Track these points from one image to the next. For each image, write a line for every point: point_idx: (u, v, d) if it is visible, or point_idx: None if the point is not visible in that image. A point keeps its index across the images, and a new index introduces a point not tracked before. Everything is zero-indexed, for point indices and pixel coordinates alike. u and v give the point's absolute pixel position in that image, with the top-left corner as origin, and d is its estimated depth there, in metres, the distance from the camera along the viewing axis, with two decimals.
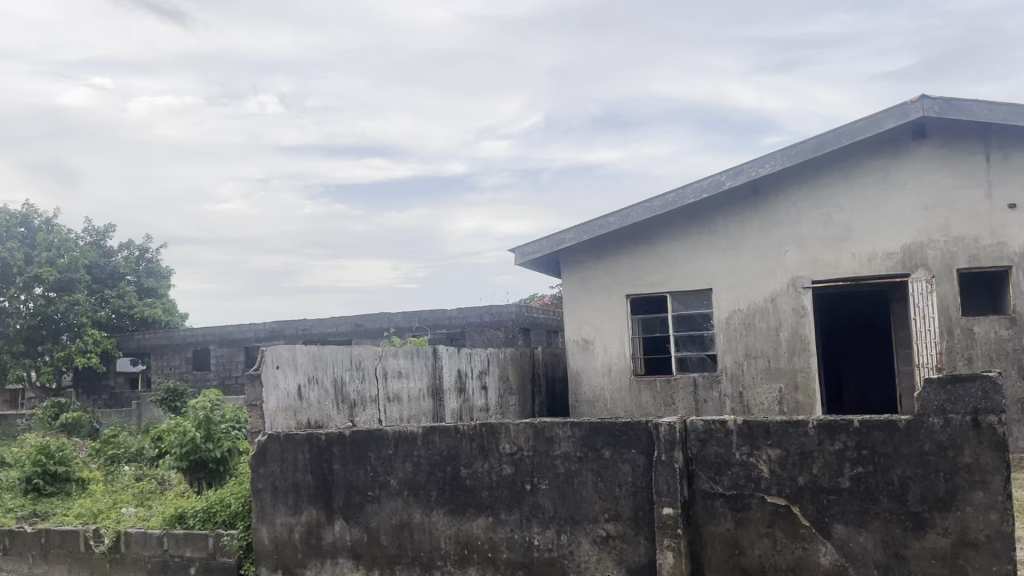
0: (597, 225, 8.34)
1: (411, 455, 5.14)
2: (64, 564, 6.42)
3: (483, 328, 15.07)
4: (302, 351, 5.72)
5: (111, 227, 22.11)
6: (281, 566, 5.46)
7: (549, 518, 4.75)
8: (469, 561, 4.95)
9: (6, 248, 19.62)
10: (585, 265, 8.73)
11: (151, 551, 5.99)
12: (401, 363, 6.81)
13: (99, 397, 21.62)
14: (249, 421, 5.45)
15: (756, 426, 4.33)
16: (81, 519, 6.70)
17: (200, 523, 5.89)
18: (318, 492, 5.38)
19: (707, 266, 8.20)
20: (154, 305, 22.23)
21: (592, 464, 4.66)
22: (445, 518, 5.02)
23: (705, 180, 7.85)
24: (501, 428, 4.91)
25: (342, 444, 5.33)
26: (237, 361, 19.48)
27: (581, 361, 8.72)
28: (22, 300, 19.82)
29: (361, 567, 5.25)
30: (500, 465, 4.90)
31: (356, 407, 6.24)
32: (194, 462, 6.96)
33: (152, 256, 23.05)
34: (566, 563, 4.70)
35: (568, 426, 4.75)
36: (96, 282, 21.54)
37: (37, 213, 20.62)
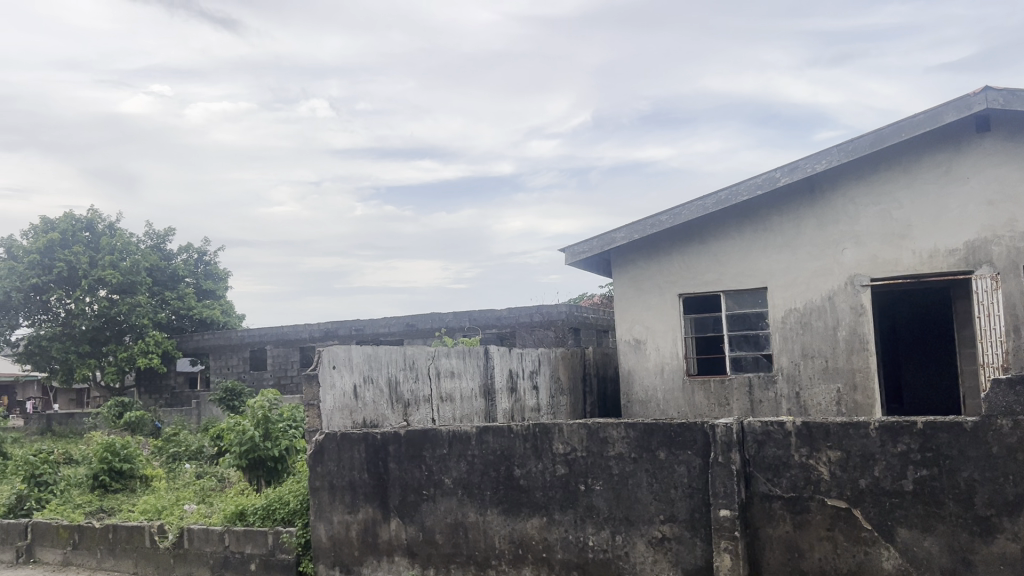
0: (649, 224, 8.29)
1: (465, 454, 5.17)
2: (130, 559, 6.61)
3: (533, 328, 15.10)
4: (357, 352, 5.79)
5: (171, 231, 22.76)
6: (338, 563, 5.54)
7: (604, 519, 4.73)
8: (524, 561, 4.95)
9: (72, 252, 20.25)
10: (635, 265, 8.68)
11: (213, 547, 6.13)
12: (453, 362, 6.85)
13: (160, 396, 22.21)
14: (307, 420, 5.55)
15: (816, 428, 4.25)
16: (147, 514, 6.90)
17: (260, 520, 6.02)
18: (374, 490, 5.44)
19: (761, 264, 8.08)
20: (212, 306, 22.75)
21: (647, 465, 4.62)
22: (500, 517, 5.04)
23: (759, 177, 7.74)
24: (554, 428, 4.91)
25: (397, 444, 5.38)
26: (293, 361, 19.83)
27: (633, 361, 8.67)
28: (88, 302, 20.42)
29: (416, 565, 5.29)
30: (553, 465, 4.90)
31: (411, 407, 6.30)
32: (254, 460, 7.10)
33: (210, 259, 23.64)
34: (621, 564, 4.67)
35: (622, 427, 4.71)
36: (157, 284, 22.13)
37: (101, 217, 21.28)
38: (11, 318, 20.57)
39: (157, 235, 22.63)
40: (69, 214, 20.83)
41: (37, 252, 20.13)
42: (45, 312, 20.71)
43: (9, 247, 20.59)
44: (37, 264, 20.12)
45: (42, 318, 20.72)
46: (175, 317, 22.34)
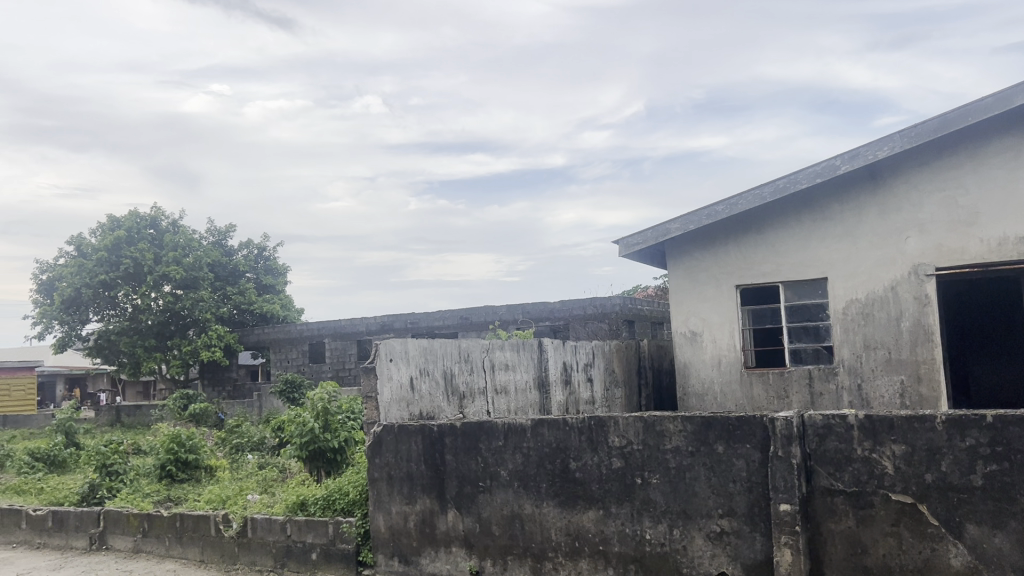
0: (704, 214, 8.18)
1: (520, 446, 5.19)
2: (197, 547, 6.80)
3: (587, 320, 15.07)
4: (414, 344, 5.86)
5: (231, 227, 23.30)
6: (397, 553, 5.61)
7: (661, 512, 4.70)
8: (581, 554, 4.95)
9: (138, 249, 20.85)
10: (691, 256, 8.58)
11: (275, 536, 6.27)
12: (507, 354, 6.86)
13: (223, 389, 22.80)
14: (365, 412, 5.64)
15: (879, 421, 4.15)
16: (212, 504, 7.11)
17: (320, 510, 6.15)
18: (431, 482, 5.50)
19: (821, 254, 7.91)
20: (272, 301, 23.22)
21: (704, 459, 4.58)
22: (556, 509, 5.04)
23: (818, 165, 7.58)
24: (610, 421, 4.89)
25: (454, 435, 5.43)
26: (351, 354, 20.15)
27: (689, 354, 8.58)
28: (153, 298, 21.02)
29: (474, 556, 5.33)
30: (609, 458, 4.88)
31: (466, 399, 6.34)
32: (314, 451, 7.24)
33: (270, 254, 24.12)
34: (679, 558, 4.63)
35: (679, 420, 4.67)
36: (219, 279, 22.69)
37: (164, 215, 21.88)
38: (82, 313, 21.28)
39: (218, 231, 23.18)
40: (134, 212, 21.45)
41: (105, 250, 20.77)
42: (113, 308, 21.38)
43: (79, 245, 21.30)
44: (105, 261, 20.76)
45: (111, 313, 21.38)
46: (237, 311, 22.88)
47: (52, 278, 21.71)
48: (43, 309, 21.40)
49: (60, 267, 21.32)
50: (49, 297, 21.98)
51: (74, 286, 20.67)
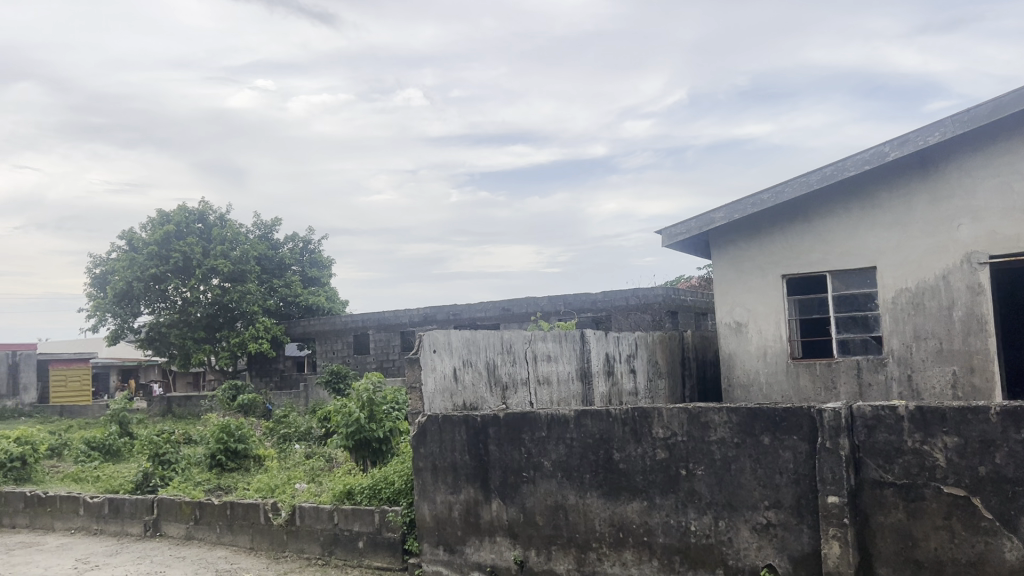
0: (749, 203, 8.08)
1: (564, 437, 5.19)
2: (247, 535, 6.95)
3: (630, 311, 15.00)
4: (457, 335, 5.90)
5: (277, 220, 23.64)
6: (441, 542, 5.66)
7: (706, 504, 4.67)
8: (625, 545, 4.94)
9: (187, 243, 21.26)
10: (736, 246, 8.48)
11: (323, 524, 6.38)
12: (550, 346, 6.86)
13: (271, 379, 23.24)
14: (410, 402, 5.70)
15: (930, 412, 4.07)
16: (261, 493, 7.26)
17: (367, 499, 6.24)
18: (476, 472, 5.53)
19: (870, 243, 7.76)
20: (317, 293, 23.53)
21: (750, 451, 4.53)
22: (600, 500, 5.04)
23: (867, 151, 7.42)
24: (653, 412, 4.87)
25: (497, 426, 5.45)
26: (394, 345, 20.35)
27: (734, 344, 8.49)
28: (202, 290, 21.44)
29: (518, 546, 5.35)
30: (653, 449, 4.87)
31: (509, 389, 6.36)
32: (360, 441, 7.34)
33: (315, 247, 24.42)
34: (725, 550, 4.60)
35: (724, 411, 4.63)
36: (265, 272, 23.05)
37: (212, 209, 22.29)
38: (134, 306, 21.79)
39: (264, 225, 23.54)
40: (183, 207, 21.88)
41: (155, 244, 21.21)
42: (164, 300, 21.84)
43: (130, 240, 21.79)
44: (155, 255, 21.23)
45: (161, 306, 21.86)
46: (283, 303, 23.23)
47: (105, 272, 22.26)
48: (97, 302, 21.96)
49: (113, 261, 21.85)
50: (103, 290, 22.55)
51: (126, 279, 21.17)
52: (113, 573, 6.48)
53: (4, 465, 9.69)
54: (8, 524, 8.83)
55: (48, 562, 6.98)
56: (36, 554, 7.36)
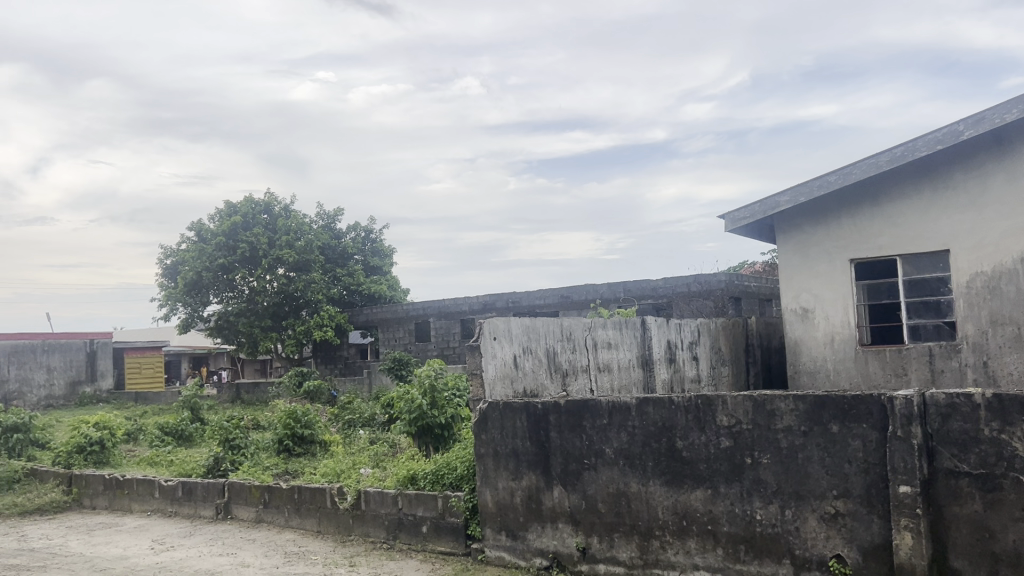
0: (815, 186, 7.90)
1: (626, 425, 5.17)
2: (314, 518, 7.11)
3: (692, 297, 14.83)
4: (517, 323, 5.92)
5: (339, 210, 24.01)
6: (504, 528, 5.70)
7: (772, 493, 4.60)
8: (689, 533, 4.89)
9: (253, 233, 21.76)
10: (801, 230, 8.30)
11: (388, 509, 6.49)
12: (610, 333, 6.82)
13: (336, 366, 23.67)
14: (471, 389, 5.77)
15: (1009, 401, 3.91)
16: (327, 477, 7.43)
17: (430, 484, 6.33)
18: (537, 458, 5.55)
19: (942, 225, 7.50)
20: (378, 282, 23.85)
21: (818, 439, 4.44)
22: (663, 488, 5.01)
23: (939, 131, 7.17)
24: (717, 399, 4.81)
25: (558, 413, 5.46)
26: (455, 333, 20.55)
27: (801, 331, 8.32)
28: (268, 280, 21.92)
29: (579, 532, 5.35)
30: (717, 438, 4.81)
31: (569, 376, 6.36)
32: (422, 427, 7.44)
33: (376, 237, 24.73)
34: (791, 539, 4.52)
35: (790, 399, 4.55)
36: (328, 261, 23.46)
37: (277, 200, 22.76)
38: (203, 295, 22.42)
39: (328, 215, 23.95)
40: (250, 198, 22.38)
41: (223, 234, 21.77)
42: (231, 290, 22.42)
43: (199, 231, 22.43)
44: (223, 245, 21.78)
45: (229, 296, 22.45)
46: (346, 292, 23.62)
47: (175, 263, 22.96)
48: (168, 291, 22.67)
49: (183, 252, 22.51)
50: (174, 280, 23.27)
51: (196, 269, 21.78)
52: (187, 554, 6.71)
53: (85, 448, 10.11)
54: (89, 505, 9.22)
55: (128, 542, 7.26)
56: (116, 534, 7.67)
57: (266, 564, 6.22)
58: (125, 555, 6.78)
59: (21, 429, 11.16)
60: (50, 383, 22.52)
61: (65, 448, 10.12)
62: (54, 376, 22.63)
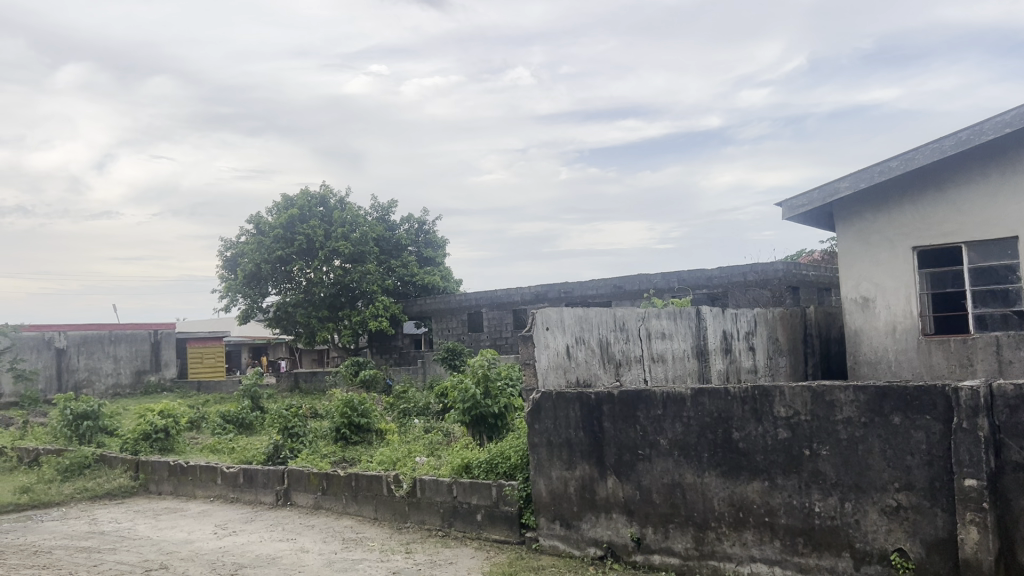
0: (876, 171, 7.70)
1: (681, 415, 5.13)
2: (371, 505, 7.23)
3: (748, 287, 14.62)
4: (570, 313, 5.92)
5: (393, 202, 24.25)
6: (558, 517, 5.71)
7: (831, 485, 4.52)
8: (745, 525, 4.84)
9: (310, 225, 22.11)
10: (862, 217, 8.11)
11: (443, 497, 6.56)
12: (665, 323, 6.75)
13: (390, 356, 24.09)
14: (524, 379, 5.81)
15: None
16: (384, 465, 7.54)
17: (484, 473, 6.39)
18: (591, 449, 5.55)
19: (1011, 211, 7.24)
20: (431, 273, 24.04)
21: (879, 430, 4.35)
22: (718, 479, 4.97)
23: (1008, 113, 6.91)
24: (775, 390, 4.74)
25: (611, 403, 5.45)
26: (507, 323, 20.66)
27: (861, 321, 8.15)
28: (324, 271, 22.28)
29: (634, 523, 5.33)
30: (775, 429, 4.74)
31: (622, 367, 6.33)
32: (476, 416, 7.50)
33: (430, 228, 24.91)
34: (851, 532, 4.44)
35: (850, 389, 4.46)
36: (383, 253, 23.75)
37: (333, 193, 23.08)
38: (262, 287, 22.90)
39: (382, 207, 24.22)
40: (306, 191, 22.73)
41: (281, 227, 22.18)
42: (289, 281, 22.83)
43: (257, 223, 22.88)
44: (281, 237, 22.17)
45: (287, 287, 22.89)
46: (400, 283, 23.87)
47: (235, 255, 23.47)
48: (228, 283, 23.20)
49: (242, 245, 23.00)
50: (233, 272, 23.80)
51: (255, 261, 22.24)
52: (249, 539, 6.88)
53: (150, 436, 10.44)
54: (155, 491, 9.53)
55: (192, 527, 7.49)
56: (181, 519, 7.91)
57: (325, 550, 6.35)
58: (189, 539, 6.99)
59: (91, 417, 11.56)
60: (117, 372, 23.31)
61: (132, 435, 10.47)
62: (121, 365, 23.41)
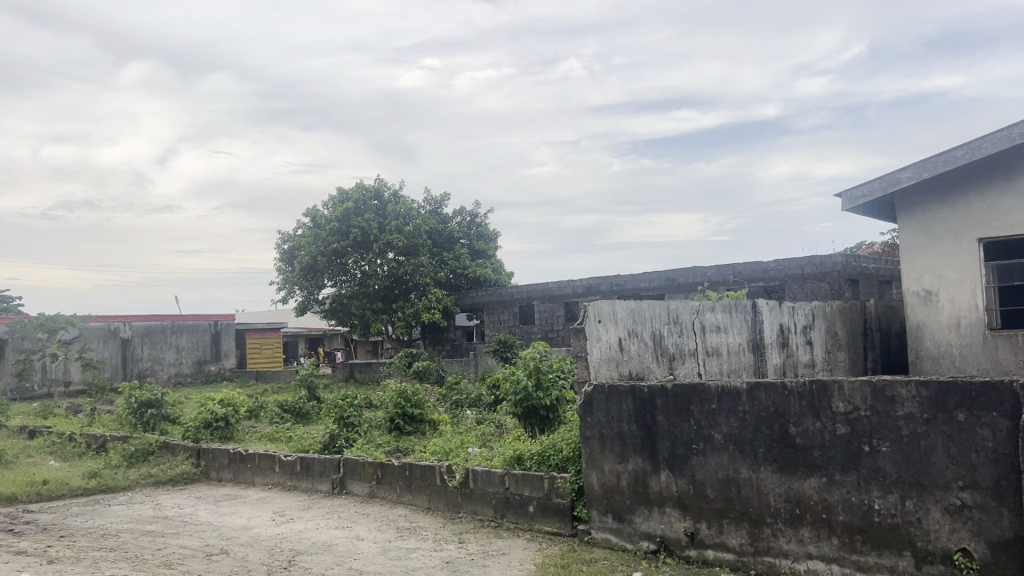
0: (940, 161, 7.47)
1: (736, 410, 5.07)
2: (425, 494, 7.31)
3: (806, 280, 14.35)
4: (622, 306, 5.91)
5: (446, 195, 24.42)
6: (610, 510, 5.70)
7: (892, 482, 4.42)
8: (802, 521, 4.77)
9: (365, 218, 22.39)
10: (925, 208, 7.89)
11: (495, 488, 6.60)
12: (720, 316, 6.67)
13: (443, 349, 24.28)
14: (576, 372, 5.81)
15: None
16: (437, 455, 7.63)
17: (537, 465, 6.42)
18: (643, 442, 5.53)
19: None
20: (483, 265, 24.15)
21: (942, 427, 4.24)
22: (775, 475, 4.90)
23: None
24: (834, 385, 4.65)
25: (665, 397, 5.41)
26: (559, 316, 20.65)
27: (924, 315, 7.95)
28: (379, 264, 22.55)
29: (688, 518, 5.29)
30: (833, 424, 4.65)
31: (676, 360, 6.28)
32: (528, 408, 7.53)
33: (482, 221, 25.01)
34: (912, 531, 4.34)
35: (912, 384, 4.35)
36: (435, 245, 23.96)
37: (387, 186, 23.35)
38: (318, 279, 23.28)
39: (435, 200, 24.41)
40: (361, 185, 23.04)
41: (336, 220, 22.50)
42: (344, 274, 23.16)
43: (314, 217, 23.26)
44: (337, 231, 22.50)
45: (343, 279, 23.23)
46: (453, 276, 24.03)
47: (292, 248, 23.91)
48: (285, 276, 23.64)
49: (299, 238, 23.41)
50: (290, 265, 24.25)
51: (311, 254, 22.63)
52: (306, 526, 7.02)
53: (211, 424, 10.72)
54: (216, 478, 9.78)
55: (251, 513, 7.67)
56: (241, 505, 8.12)
57: (380, 538, 6.45)
58: (249, 525, 7.17)
59: (154, 405, 11.92)
60: (179, 362, 23.96)
61: (194, 423, 10.75)
62: (182, 355, 24.06)
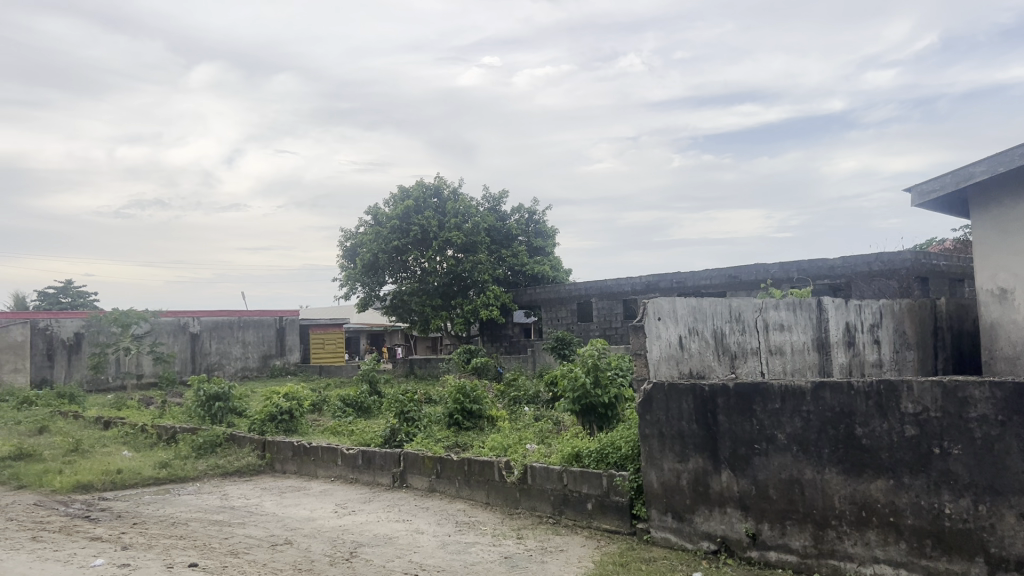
0: (1016, 154, 7.14)
1: (800, 410, 4.98)
2: (483, 490, 7.36)
3: (873, 277, 13.99)
4: (682, 303, 5.87)
5: (505, 193, 24.50)
6: (670, 509, 5.66)
7: (963, 486, 4.29)
8: (869, 524, 4.66)
9: (425, 216, 22.62)
10: (1001, 204, 7.62)
11: (553, 484, 6.62)
12: (784, 315, 6.54)
13: (501, 344, 24.36)
14: (635, 369, 5.79)
15: None
16: (496, 450, 7.69)
17: (595, 463, 6.41)
18: (704, 441, 5.47)
19: None
20: (542, 262, 24.15)
21: (1017, 430, 4.08)
22: (840, 476, 4.80)
23: None
24: (903, 385, 4.53)
25: (727, 396, 5.34)
26: (617, 313, 20.54)
27: (998, 313, 7.75)
28: (438, 261, 22.76)
29: (749, 518, 5.22)
30: (901, 425, 4.54)
31: (738, 359, 6.18)
32: (586, 405, 7.51)
33: (540, 218, 25.01)
34: (985, 536, 4.20)
35: (985, 386, 4.20)
36: (494, 242, 24.06)
37: (447, 184, 23.54)
38: (379, 277, 23.60)
39: (494, 198, 24.51)
40: (421, 183, 23.28)
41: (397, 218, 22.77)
42: (405, 271, 23.45)
43: (375, 215, 23.58)
44: (397, 228, 22.75)
45: (403, 276, 23.52)
46: (511, 273, 24.11)
47: (354, 245, 24.28)
48: (347, 272, 24.03)
49: (361, 235, 23.77)
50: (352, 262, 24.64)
51: (372, 251, 22.94)
52: (368, 518, 7.15)
53: (275, 417, 10.98)
54: (280, 470, 10.00)
55: (315, 505, 7.84)
56: (304, 497, 8.31)
57: (439, 531, 6.52)
58: (312, 517, 7.32)
59: (222, 398, 12.24)
60: (245, 357, 24.58)
61: (259, 416, 11.02)
62: (248, 350, 24.67)
